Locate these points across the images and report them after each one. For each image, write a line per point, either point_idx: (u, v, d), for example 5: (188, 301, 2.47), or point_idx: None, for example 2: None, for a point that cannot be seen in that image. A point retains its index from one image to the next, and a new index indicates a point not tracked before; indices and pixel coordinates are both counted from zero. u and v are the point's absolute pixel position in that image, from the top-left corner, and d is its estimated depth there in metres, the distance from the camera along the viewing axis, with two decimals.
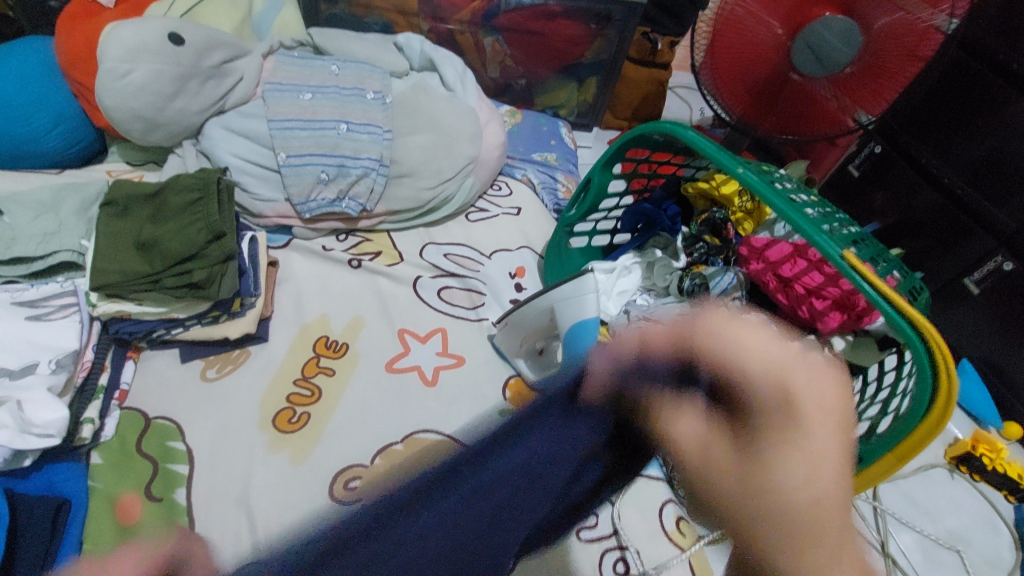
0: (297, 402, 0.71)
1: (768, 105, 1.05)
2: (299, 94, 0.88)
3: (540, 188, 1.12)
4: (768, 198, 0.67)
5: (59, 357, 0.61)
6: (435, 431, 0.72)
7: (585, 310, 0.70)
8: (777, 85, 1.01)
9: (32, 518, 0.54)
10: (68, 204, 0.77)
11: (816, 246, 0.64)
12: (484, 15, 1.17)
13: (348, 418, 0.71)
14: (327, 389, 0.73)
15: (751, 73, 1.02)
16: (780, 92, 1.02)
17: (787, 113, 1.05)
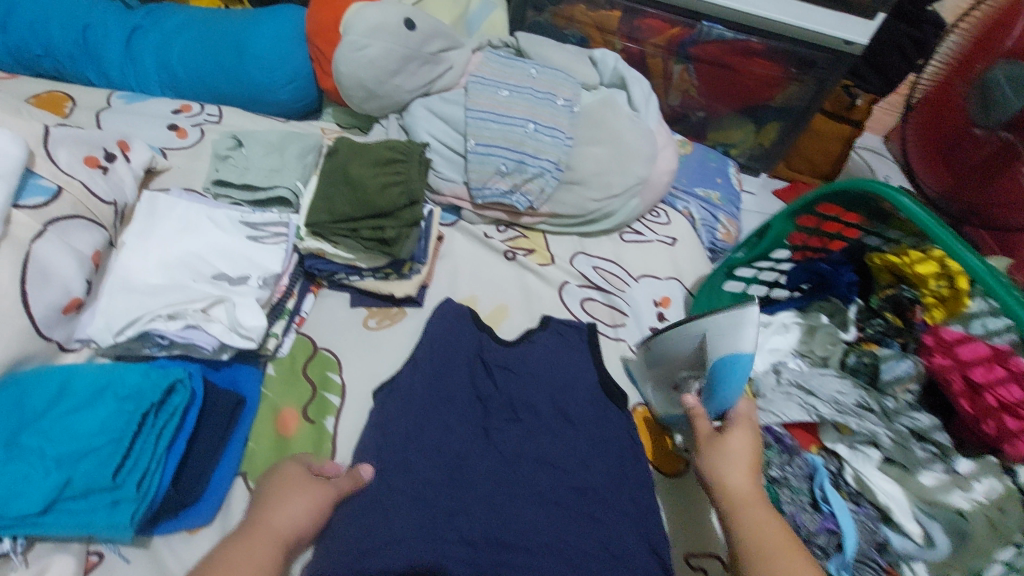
0: None
1: (978, 188, 0.97)
2: (497, 90, 0.93)
3: (699, 224, 1.09)
4: (985, 280, 0.60)
5: (265, 276, 0.71)
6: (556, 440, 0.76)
7: (742, 343, 0.67)
8: (990, 163, 0.93)
9: (218, 405, 0.63)
10: (291, 150, 0.89)
11: None
12: (681, 43, 1.16)
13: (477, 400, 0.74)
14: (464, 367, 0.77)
15: (961, 149, 0.98)
16: (995, 172, 0.93)
17: (998, 198, 0.94)
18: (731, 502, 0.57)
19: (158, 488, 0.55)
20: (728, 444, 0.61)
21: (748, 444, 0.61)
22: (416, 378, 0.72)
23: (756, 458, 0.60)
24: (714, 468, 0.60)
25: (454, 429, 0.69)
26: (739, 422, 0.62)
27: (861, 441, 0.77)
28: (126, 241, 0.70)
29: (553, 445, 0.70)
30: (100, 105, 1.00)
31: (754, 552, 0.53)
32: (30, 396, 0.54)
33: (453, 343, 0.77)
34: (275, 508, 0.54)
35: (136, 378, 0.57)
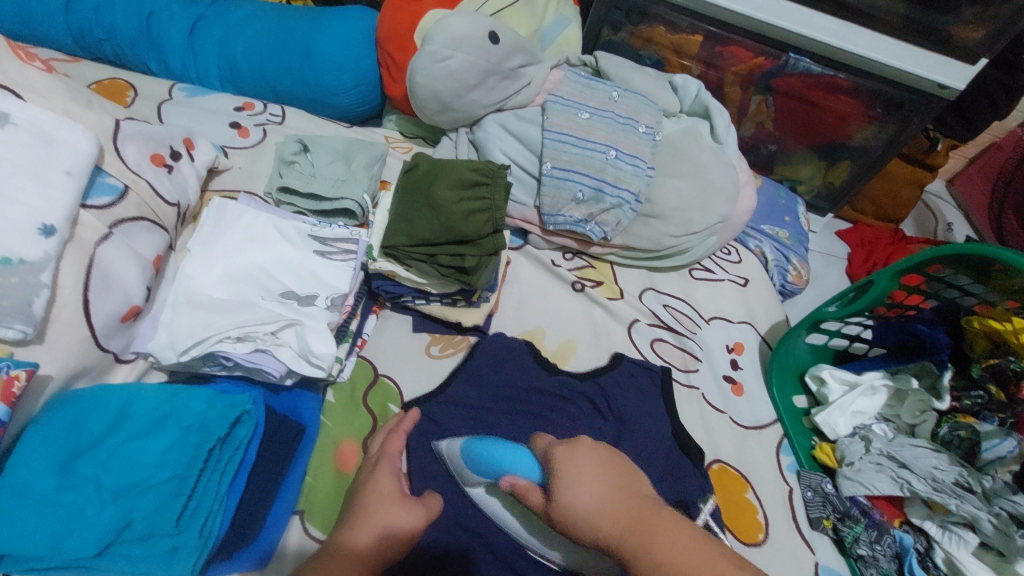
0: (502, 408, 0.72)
1: None
2: (577, 112, 0.88)
3: (770, 265, 1.04)
4: None
5: (334, 296, 0.66)
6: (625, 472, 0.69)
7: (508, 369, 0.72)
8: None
9: (280, 436, 0.59)
10: (359, 160, 0.85)
11: None
12: (762, 73, 1.11)
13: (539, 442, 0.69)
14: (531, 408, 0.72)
15: None
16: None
17: None
18: (614, 537, 0.43)
19: (219, 531, 0.50)
20: (564, 476, 0.45)
21: (591, 475, 0.45)
22: (468, 410, 0.69)
23: (609, 480, 0.45)
24: (567, 522, 0.44)
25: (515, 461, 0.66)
26: (565, 462, 0.46)
27: (956, 522, 0.70)
28: (190, 248, 0.66)
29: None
30: (162, 96, 0.97)
31: (636, 551, 0.42)
32: (88, 419, 0.50)
33: (504, 376, 0.73)
34: (364, 526, 0.51)
35: (200, 406, 0.53)
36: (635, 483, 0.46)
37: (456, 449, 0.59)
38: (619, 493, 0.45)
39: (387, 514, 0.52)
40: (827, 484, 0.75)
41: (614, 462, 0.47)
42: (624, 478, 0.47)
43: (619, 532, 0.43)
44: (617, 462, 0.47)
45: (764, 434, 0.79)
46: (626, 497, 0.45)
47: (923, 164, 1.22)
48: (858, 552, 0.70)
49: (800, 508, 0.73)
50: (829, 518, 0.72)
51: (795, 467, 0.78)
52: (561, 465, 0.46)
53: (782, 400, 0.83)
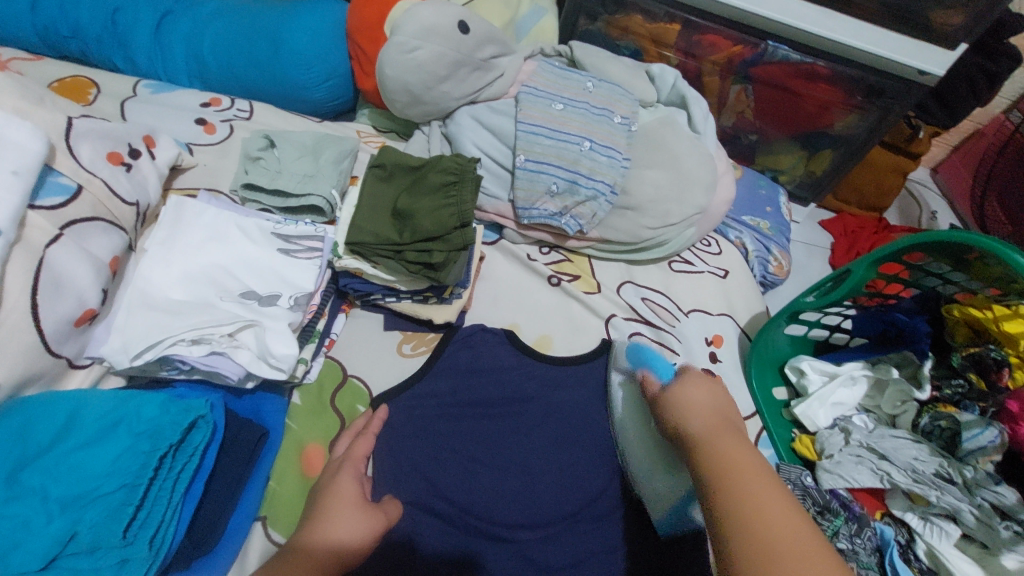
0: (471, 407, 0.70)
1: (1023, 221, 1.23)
2: (551, 103, 0.86)
3: (751, 256, 1.03)
4: None
5: (297, 296, 0.64)
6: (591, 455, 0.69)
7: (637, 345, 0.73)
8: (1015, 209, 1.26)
9: (239, 440, 0.57)
10: (327, 155, 0.83)
11: None
12: (742, 62, 1.10)
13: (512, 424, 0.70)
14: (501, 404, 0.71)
15: None
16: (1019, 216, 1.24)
17: None
18: (721, 474, 0.46)
19: (173, 541, 0.48)
20: (681, 399, 0.56)
21: (703, 390, 0.56)
22: (443, 404, 0.70)
23: (709, 400, 0.55)
24: (673, 409, 0.56)
25: (497, 445, 0.68)
26: (690, 377, 0.59)
27: (936, 513, 0.69)
28: (147, 249, 0.63)
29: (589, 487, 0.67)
30: (126, 93, 0.94)
31: (726, 481, 0.45)
32: (33, 428, 0.48)
33: (486, 358, 0.74)
34: (321, 533, 0.48)
35: (153, 412, 0.51)
36: (736, 420, 0.55)
37: (619, 359, 0.74)
38: (719, 418, 0.53)
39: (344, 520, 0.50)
40: (807, 477, 0.74)
41: (727, 398, 0.57)
42: (724, 419, 0.53)
43: (704, 435, 0.51)
44: (725, 399, 0.57)
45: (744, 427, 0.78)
46: (723, 422, 0.53)
47: (906, 151, 1.21)
48: (839, 546, 0.68)
49: None
50: (810, 513, 0.70)
51: (775, 460, 0.77)
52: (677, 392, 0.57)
53: (762, 392, 0.82)
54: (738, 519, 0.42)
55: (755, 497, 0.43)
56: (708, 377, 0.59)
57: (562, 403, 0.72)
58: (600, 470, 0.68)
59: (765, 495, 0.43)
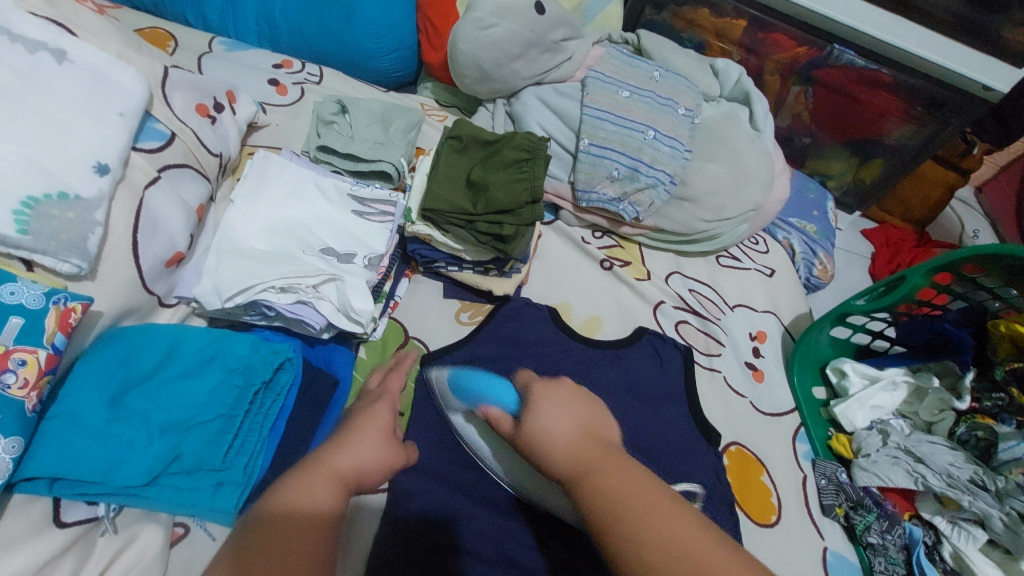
0: None
1: None
2: (618, 90, 0.88)
3: (796, 258, 1.04)
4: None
5: (371, 257, 0.67)
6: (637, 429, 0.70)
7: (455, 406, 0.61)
8: None
9: (314, 386, 0.60)
10: (397, 124, 0.85)
11: None
12: (806, 63, 1.10)
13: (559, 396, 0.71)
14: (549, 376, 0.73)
15: None
16: None
17: None
18: (574, 474, 0.44)
19: (258, 472, 0.52)
20: (536, 410, 0.49)
21: (562, 409, 0.49)
22: (484, 367, 0.71)
23: (581, 417, 0.49)
24: (537, 451, 0.47)
25: None
26: (542, 396, 0.50)
27: (966, 519, 0.71)
28: (234, 200, 0.66)
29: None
30: (203, 49, 0.97)
31: (581, 480, 0.44)
32: (138, 355, 0.52)
33: (533, 331, 0.76)
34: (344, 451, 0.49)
35: (245, 350, 0.55)
36: (606, 432, 0.49)
37: (443, 379, 0.62)
38: (593, 443, 0.46)
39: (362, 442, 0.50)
40: (842, 474, 0.76)
41: (588, 403, 0.51)
42: (596, 437, 0.47)
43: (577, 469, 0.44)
44: (588, 403, 0.51)
45: (782, 421, 0.80)
46: (593, 442, 0.47)
47: (956, 166, 1.19)
48: (869, 540, 0.70)
49: (814, 496, 0.74)
50: (842, 506, 0.73)
51: (811, 455, 0.79)
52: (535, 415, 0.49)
53: (802, 390, 0.84)
54: (601, 504, 0.41)
55: (616, 476, 0.43)
56: (564, 384, 0.52)
57: (599, 382, 0.73)
58: (642, 440, 0.69)
59: (661, 517, 0.39)
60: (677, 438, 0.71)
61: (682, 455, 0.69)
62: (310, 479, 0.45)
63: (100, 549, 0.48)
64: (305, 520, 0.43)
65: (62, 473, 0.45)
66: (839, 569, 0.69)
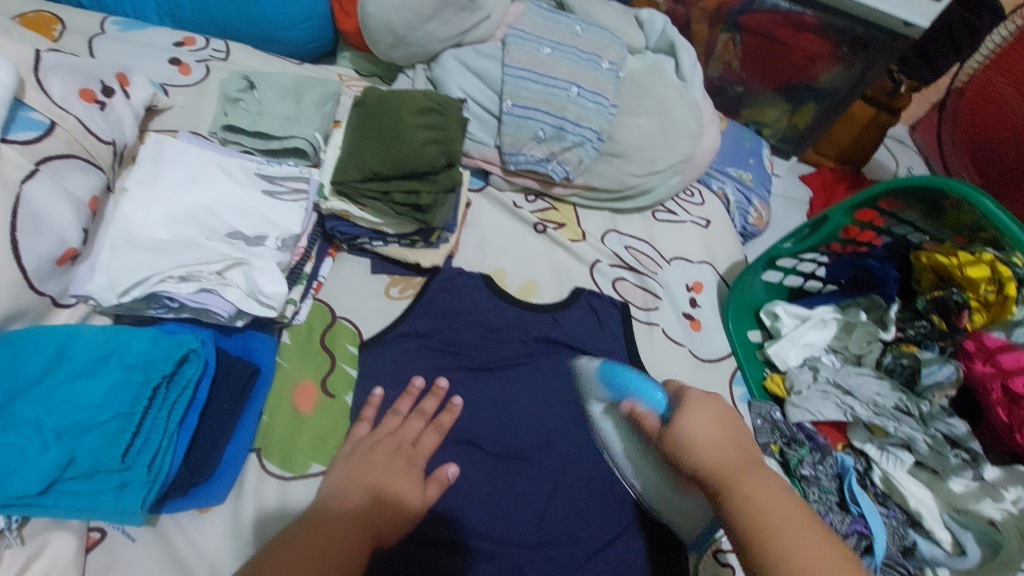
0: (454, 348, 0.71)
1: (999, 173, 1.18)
2: (539, 47, 0.85)
3: (732, 207, 1.05)
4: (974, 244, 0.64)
5: (284, 237, 0.64)
6: (574, 390, 0.71)
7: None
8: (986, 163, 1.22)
9: (229, 374, 0.58)
10: (309, 97, 0.81)
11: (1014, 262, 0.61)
12: (732, 9, 1.10)
13: (494, 363, 0.71)
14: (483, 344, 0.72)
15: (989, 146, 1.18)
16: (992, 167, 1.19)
17: None
18: (741, 495, 0.38)
19: (170, 468, 0.50)
20: (686, 407, 0.44)
21: (707, 415, 0.43)
22: (423, 343, 0.70)
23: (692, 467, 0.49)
24: (677, 449, 0.43)
25: (476, 381, 0.70)
26: (690, 399, 0.45)
27: (894, 444, 0.74)
28: (127, 188, 0.62)
29: (557, 437, 0.67)
30: (93, 29, 0.89)
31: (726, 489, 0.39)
32: (23, 359, 0.48)
33: (467, 300, 0.74)
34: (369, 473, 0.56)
35: (143, 345, 0.52)
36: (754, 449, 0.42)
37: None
38: (740, 455, 0.41)
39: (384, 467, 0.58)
40: (777, 412, 0.78)
41: (736, 422, 0.44)
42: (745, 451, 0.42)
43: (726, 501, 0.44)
44: (728, 411, 0.44)
45: (719, 367, 0.82)
46: (739, 442, 0.42)
47: (886, 106, 1.20)
48: (802, 473, 0.73)
49: (751, 436, 0.76)
50: (778, 443, 0.76)
51: (747, 398, 0.81)
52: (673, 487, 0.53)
53: (737, 335, 0.86)
54: (740, 507, 0.38)
55: (777, 529, 0.36)
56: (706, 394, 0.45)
57: (534, 346, 0.73)
58: (580, 398, 0.70)
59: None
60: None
61: None
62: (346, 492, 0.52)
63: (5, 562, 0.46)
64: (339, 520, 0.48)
65: None
66: None
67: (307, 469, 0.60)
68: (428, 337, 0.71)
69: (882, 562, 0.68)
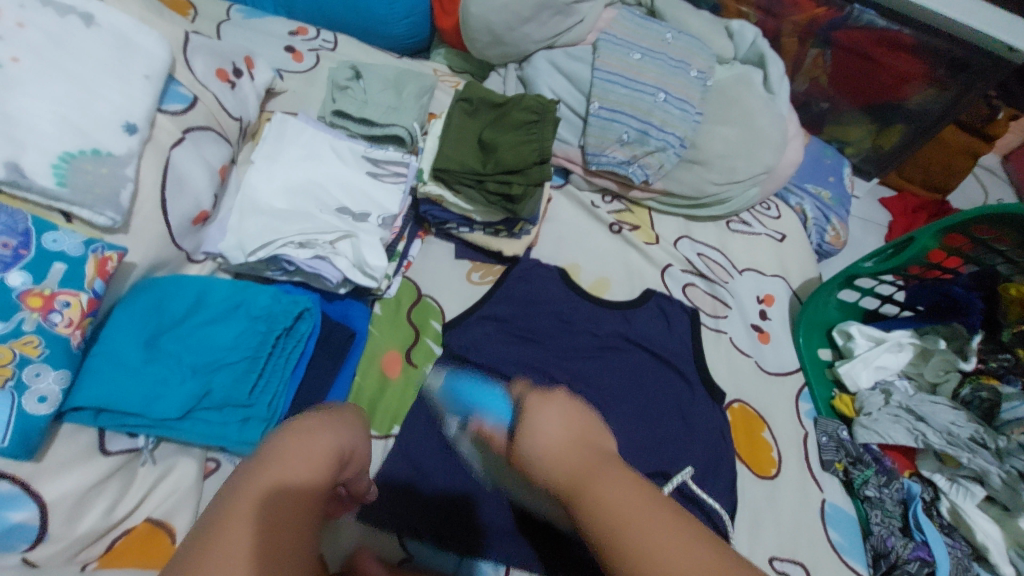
0: (527, 334, 0.74)
1: None
2: (629, 52, 0.88)
3: (809, 223, 1.03)
4: None
5: (385, 217, 0.70)
6: (639, 385, 0.74)
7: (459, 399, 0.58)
8: None
9: (332, 337, 0.64)
10: (410, 89, 0.87)
11: None
12: (825, 23, 1.09)
13: (565, 352, 0.74)
14: (553, 332, 0.75)
15: None
16: None
17: None
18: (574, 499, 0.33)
19: (282, 411, 0.56)
20: (527, 416, 0.36)
21: (560, 414, 0.36)
22: (501, 327, 0.74)
23: (575, 420, 0.36)
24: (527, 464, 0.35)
25: (548, 365, 0.72)
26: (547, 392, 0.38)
27: (965, 476, 0.73)
28: (254, 160, 0.69)
29: (616, 427, 0.70)
30: (220, 16, 0.98)
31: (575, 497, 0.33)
32: (169, 302, 0.55)
33: (543, 292, 0.78)
34: (320, 426, 0.38)
35: (267, 301, 0.58)
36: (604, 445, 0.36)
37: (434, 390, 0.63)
38: (581, 452, 0.34)
39: (342, 424, 0.39)
40: (843, 432, 0.78)
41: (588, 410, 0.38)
42: (591, 448, 0.35)
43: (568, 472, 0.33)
44: (586, 411, 0.37)
45: (786, 380, 0.82)
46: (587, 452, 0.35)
47: (979, 132, 1.17)
48: (866, 494, 0.73)
49: (814, 452, 0.76)
50: (842, 461, 0.75)
51: (813, 414, 0.80)
52: (528, 415, 0.37)
53: (807, 352, 0.85)
54: (613, 546, 0.30)
55: (623, 502, 0.32)
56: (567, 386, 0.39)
57: (601, 338, 0.76)
58: (641, 395, 0.73)
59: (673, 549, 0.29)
60: (681, 396, 0.74)
61: (683, 408, 0.73)
62: (309, 452, 0.36)
63: (139, 478, 0.53)
64: (306, 505, 0.34)
65: (105, 404, 0.49)
66: (835, 521, 0.72)
67: (389, 430, 0.66)
68: (504, 320, 0.75)
69: None
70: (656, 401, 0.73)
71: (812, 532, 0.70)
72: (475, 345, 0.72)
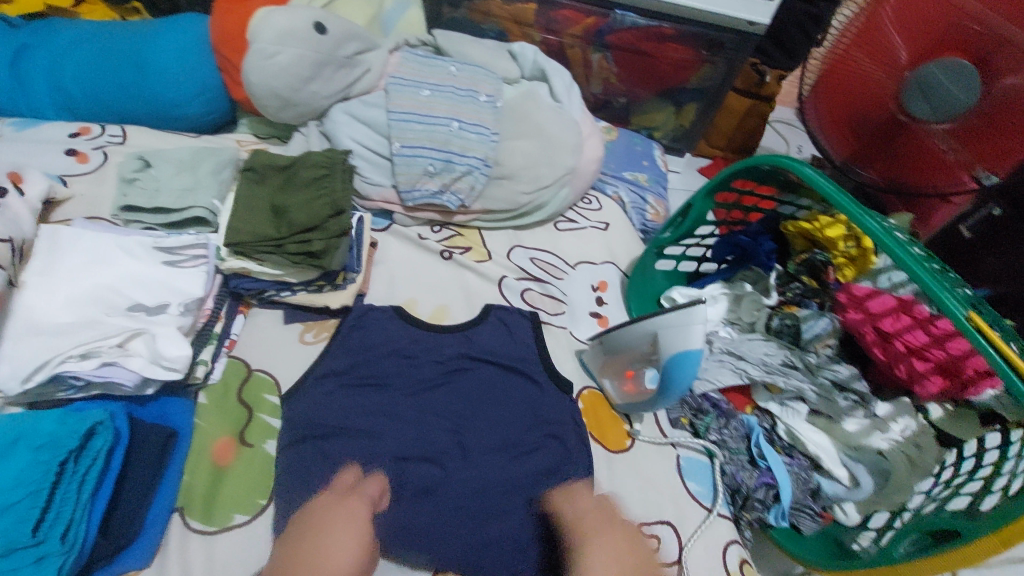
0: (368, 380, 0.74)
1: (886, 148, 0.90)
2: (418, 90, 0.92)
3: (629, 207, 1.13)
4: (851, 214, 0.68)
5: (187, 302, 0.68)
6: (488, 398, 0.76)
7: (690, 340, 0.70)
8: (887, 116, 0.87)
9: (145, 442, 0.61)
10: (204, 166, 0.84)
11: (890, 252, 0.63)
12: (598, 31, 1.20)
13: (412, 387, 0.75)
14: (394, 372, 0.75)
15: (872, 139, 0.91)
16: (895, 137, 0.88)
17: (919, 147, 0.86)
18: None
19: (85, 537, 0.53)
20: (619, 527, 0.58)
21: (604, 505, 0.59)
22: (341, 381, 0.73)
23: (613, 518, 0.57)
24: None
25: (396, 405, 0.73)
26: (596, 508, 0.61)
27: (789, 398, 0.81)
28: (25, 280, 0.64)
29: (473, 447, 0.71)
30: None
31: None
32: None
33: (381, 335, 0.78)
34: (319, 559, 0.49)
35: (50, 426, 0.54)
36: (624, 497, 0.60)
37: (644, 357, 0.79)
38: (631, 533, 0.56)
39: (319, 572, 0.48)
40: None
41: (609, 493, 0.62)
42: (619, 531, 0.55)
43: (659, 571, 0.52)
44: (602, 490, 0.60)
45: None
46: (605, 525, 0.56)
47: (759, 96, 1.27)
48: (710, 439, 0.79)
49: (663, 414, 0.81)
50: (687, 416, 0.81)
51: None
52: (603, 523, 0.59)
53: None
54: None
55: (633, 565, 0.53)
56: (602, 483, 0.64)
57: (445, 365, 0.78)
58: (491, 410, 0.75)
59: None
60: (530, 398, 0.77)
61: (534, 408, 0.76)
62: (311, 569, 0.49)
63: None
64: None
65: None
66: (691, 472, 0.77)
67: (230, 521, 0.63)
68: (344, 372, 0.74)
69: (790, 508, 0.74)
70: (507, 410, 0.75)
71: (673, 491, 0.74)
72: (314, 405, 0.70)
